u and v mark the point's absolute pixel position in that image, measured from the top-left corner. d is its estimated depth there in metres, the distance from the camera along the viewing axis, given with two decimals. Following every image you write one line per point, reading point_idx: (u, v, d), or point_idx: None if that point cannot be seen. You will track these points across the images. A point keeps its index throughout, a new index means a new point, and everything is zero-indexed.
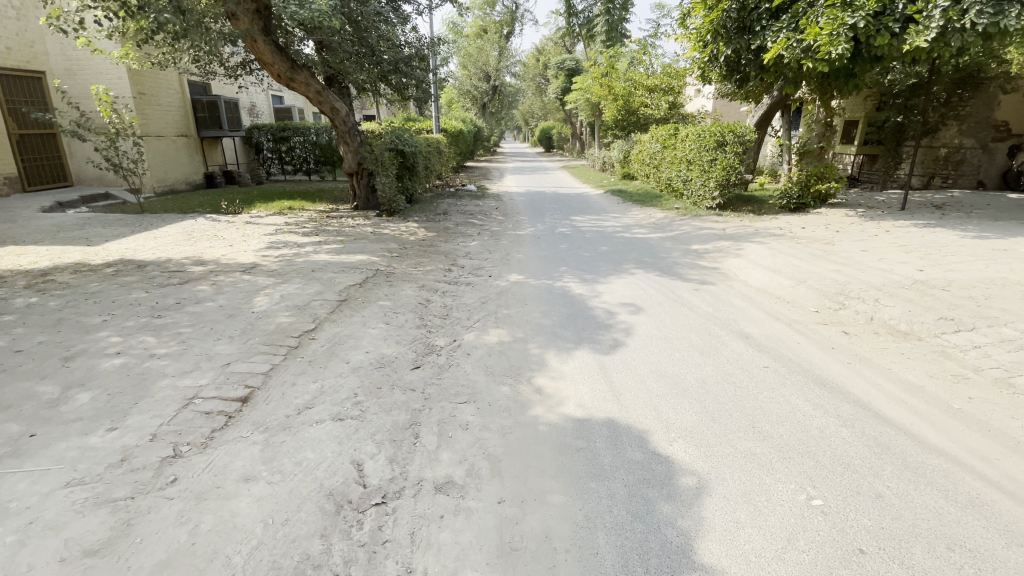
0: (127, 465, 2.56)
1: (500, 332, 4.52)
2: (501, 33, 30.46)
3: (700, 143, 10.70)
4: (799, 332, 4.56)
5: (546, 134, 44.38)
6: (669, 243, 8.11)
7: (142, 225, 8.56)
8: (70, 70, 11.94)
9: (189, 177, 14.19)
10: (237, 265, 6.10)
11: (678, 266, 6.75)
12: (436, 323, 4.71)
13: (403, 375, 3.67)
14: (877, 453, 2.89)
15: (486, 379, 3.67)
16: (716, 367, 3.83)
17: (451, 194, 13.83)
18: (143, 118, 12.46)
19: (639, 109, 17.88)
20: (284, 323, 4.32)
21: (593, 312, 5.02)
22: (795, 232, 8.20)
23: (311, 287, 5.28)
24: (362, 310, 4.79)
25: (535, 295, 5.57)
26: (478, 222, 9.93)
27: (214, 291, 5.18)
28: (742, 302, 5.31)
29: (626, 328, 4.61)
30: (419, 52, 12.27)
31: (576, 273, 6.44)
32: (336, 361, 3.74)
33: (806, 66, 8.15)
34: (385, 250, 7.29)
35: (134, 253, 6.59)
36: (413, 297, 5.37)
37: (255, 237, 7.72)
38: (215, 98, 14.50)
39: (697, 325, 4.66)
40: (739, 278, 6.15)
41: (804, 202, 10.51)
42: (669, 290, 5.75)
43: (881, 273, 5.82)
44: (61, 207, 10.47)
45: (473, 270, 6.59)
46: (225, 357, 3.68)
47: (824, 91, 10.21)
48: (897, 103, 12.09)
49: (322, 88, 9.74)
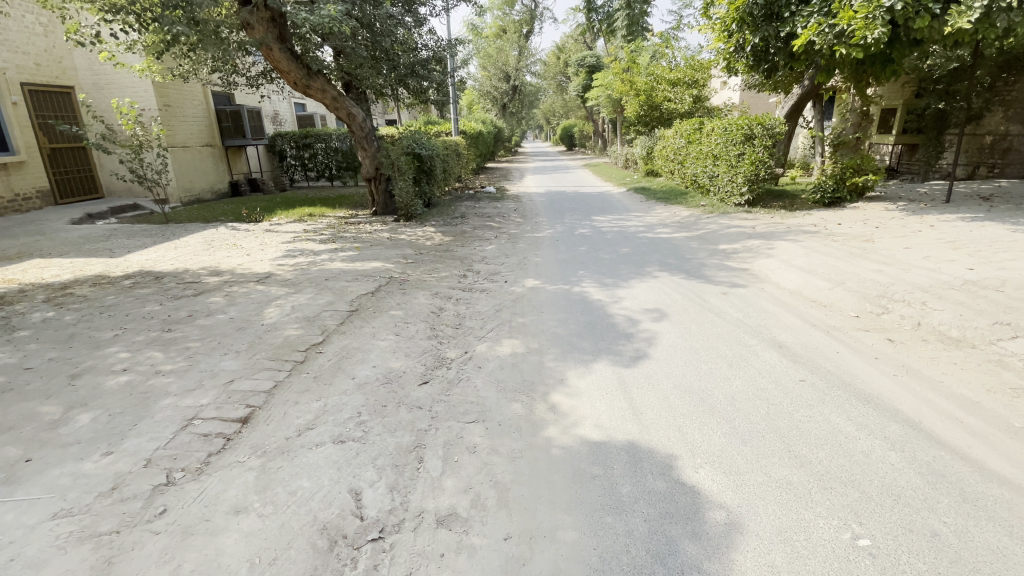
0: (117, 495, 2.46)
1: (514, 343, 4.31)
2: (521, 32, 30.24)
3: (726, 137, 10.27)
4: (838, 341, 4.22)
5: (568, 132, 43.94)
6: (694, 243, 7.75)
7: (164, 235, 8.69)
8: (98, 84, 12.31)
9: (214, 186, 14.46)
10: (252, 275, 6.06)
11: (704, 268, 6.42)
12: (448, 334, 4.54)
13: (410, 391, 3.49)
14: (931, 482, 2.56)
15: (498, 395, 3.47)
16: (747, 381, 3.55)
17: (471, 196, 13.70)
18: (168, 129, 12.73)
19: (662, 104, 17.43)
20: (292, 336, 4.22)
21: (613, 319, 4.76)
22: (831, 229, 7.73)
23: (322, 297, 5.17)
24: (373, 320, 4.64)
25: (552, 301, 5.35)
26: (496, 225, 9.75)
27: (226, 303, 5.12)
28: (774, 307, 4.98)
29: (649, 337, 4.34)
30: (437, 55, 12.16)
31: (595, 277, 6.18)
32: (342, 376, 3.60)
33: (839, 52, 7.67)
34: (401, 256, 7.16)
35: (153, 264, 6.65)
36: (426, 306, 5.21)
37: (273, 245, 7.72)
38: (239, 108, 14.73)
39: (726, 333, 4.38)
40: (770, 280, 5.80)
41: (840, 196, 9.96)
42: (694, 294, 5.44)
43: (927, 273, 5.38)
44: (91, 218, 10.76)
45: (489, 276, 6.40)
46: (229, 374, 3.58)
47: (859, 78, 9.66)
48: (937, 89, 11.40)
49: (338, 94, 9.69)
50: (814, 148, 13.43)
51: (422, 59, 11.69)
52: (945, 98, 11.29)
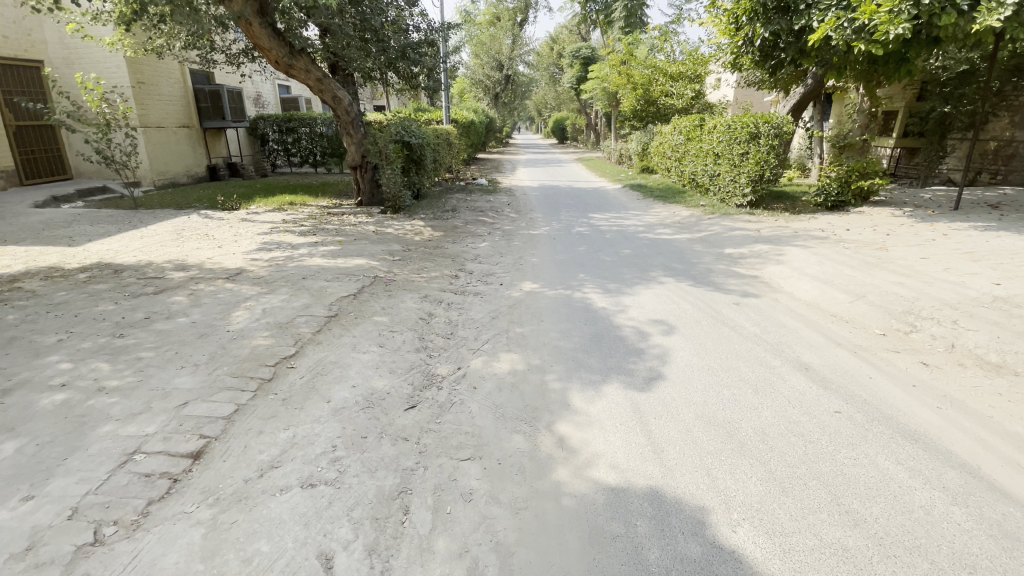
0: (30, 559, 1.97)
1: (513, 358, 3.86)
2: (514, 20, 29.51)
3: (730, 135, 9.90)
4: (868, 363, 3.86)
5: (559, 125, 43.39)
6: (699, 246, 7.36)
7: (131, 222, 8.04)
8: (68, 58, 11.46)
9: (191, 170, 13.70)
10: (222, 271, 5.50)
11: (712, 274, 6.03)
12: (439, 345, 4.06)
13: (395, 418, 3.02)
14: (1007, 550, 2.18)
15: (496, 424, 3.01)
16: (776, 411, 3.16)
17: (462, 188, 13.16)
18: (142, 109, 11.95)
19: (659, 99, 17.03)
20: (261, 346, 3.71)
21: (620, 331, 4.33)
22: (839, 235, 7.42)
23: (298, 299, 4.65)
24: (354, 328, 4.15)
25: (551, 309, 4.90)
26: (489, 220, 9.26)
27: (189, 303, 4.58)
28: (792, 321, 4.61)
29: (661, 354, 3.93)
30: (429, 39, 11.56)
31: (597, 281, 5.74)
32: (316, 399, 3.11)
33: (857, 49, 7.31)
34: (387, 253, 6.65)
35: (114, 256, 6.04)
36: (413, 311, 4.73)
37: (248, 236, 7.13)
38: (218, 87, 13.95)
39: (744, 349, 4.00)
40: (785, 290, 5.43)
41: (844, 200, 9.66)
42: (706, 304, 5.04)
43: (951, 287, 5.05)
44: (56, 201, 10.02)
45: (483, 277, 5.92)
46: (183, 395, 3.08)
47: (869, 77, 9.36)
48: (942, 92, 11.07)
49: (323, 75, 9.06)
50: (814, 149, 13.13)
51: (413, 41, 11.07)
52: (950, 102, 10.94)
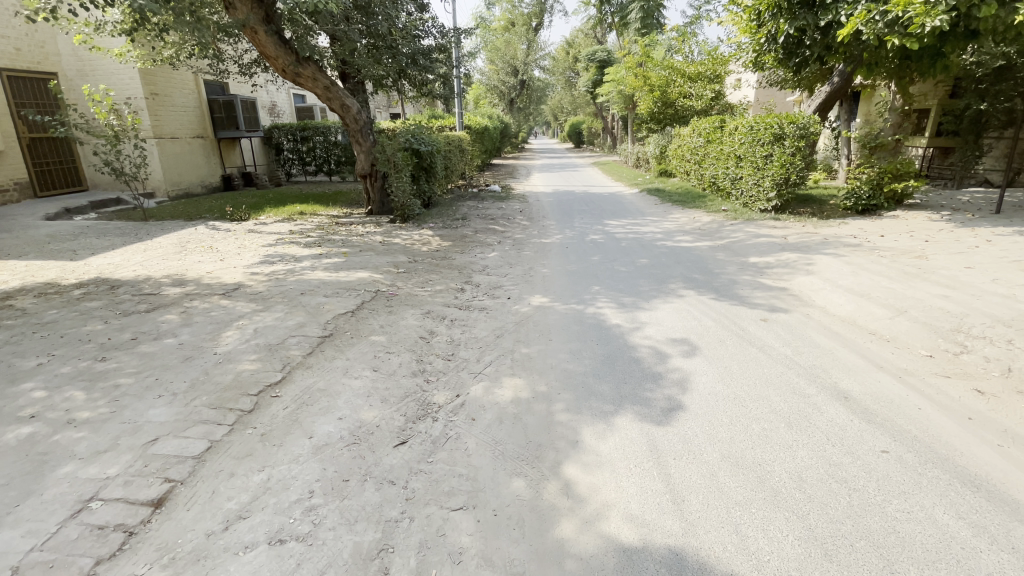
0: None
1: (517, 384, 3.52)
2: (529, 25, 29.33)
3: (752, 137, 9.45)
4: (914, 390, 3.44)
5: (575, 129, 43.02)
6: (721, 254, 6.94)
7: (137, 235, 7.96)
8: (82, 70, 11.59)
9: (205, 180, 13.75)
10: (219, 286, 5.30)
11: (736, 286, 5.62)
12: (438, 368, 3.76)
13: (382, 457, 2.72)
14: None
15: (494, 464, 2.69)
16: (814, 451, 2.78)
17: (474, 195, 12.92)
18: (155, 119, 12.00)
19: (677, 100, 16.59)
20: (245, 372, 3.46)
21: (636, 352, 3.97)
22: (873, 241, 6.93)
23: (292, 318, 4.41)
24: (347, 351, 3.87)
25: (561, 326, 4.56)
26: (500, 228, 8.97)
27: (180, 322, 4.37)
28: (826, 339, 4.21)
29: (681, 379, 3.57)
30: (441, 44, 11.38)
31: (611, 294, 5.39)
32: (296, 435, 2.83)
33: (890, 44, 6.82)
34: (391, 265, 6.39)
35: (113, 271, 5.91)
36: (414, 329, 4.44)
37: (251, 249, 6.96)
38: (231, 98, 14.00)
39: (774, 374, 3.62)
40: (816, 303, 5.01)
41: (876, 203, 9.08)
42: (729, 320, 4.65)
43: (1003, 301, 4.57)
44: (69, 213, 10.07)
45: (490, 290, 5.62)
46: (155, 430, 2.84)
47: (901, 73, 8.83)
48: (978, 88, 10.42)
49: (331, 83, 8.90)
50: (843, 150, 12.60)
51: (424, 48, 10.86)
52: (986, 99, 10.29)
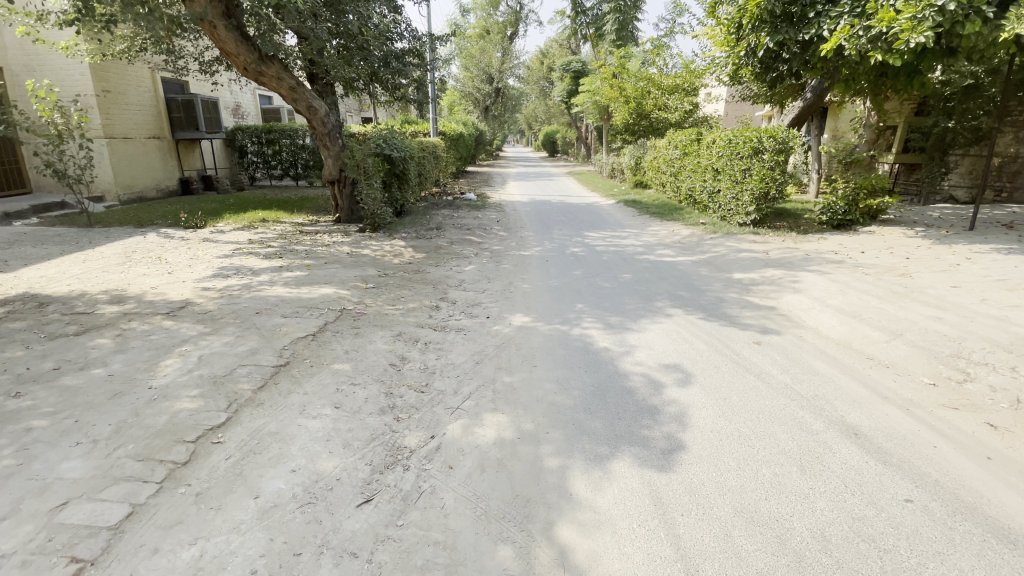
0: None
1: (499, 421, 3.14)
2: (505, 34, 29.28)
3: (731, 150, 9.37)
4: (924, 424, 3.22)
5: (549, 138, 43.12)
6: (704, 269, 6.73)
7: (78, 243, 7.23)
8: (28, 65, 10.71)
9: (161, 183, 12.90)
10: (165, 304, 4.74)
11: (724, 304, 5.40)
12: (410, 402, 3.34)
13: (342, 520, 2.30)
14: None
15: (475, 527, 2.30)
16: (833, 502, 2.50)
17: (448, 204, 12.51)
18: (107, 118, 11.19)
19: (652, 112, 16.63)
20: (183, 412, 2.96)
21: (628, 382, 3.64)
22: (855, 257, 6.85)
23: (245, 343, 3.92)
24: (306, 383, 3.42)
25: (545, 349, 4.20)
26: (476, 239, 8.60)
27: (114, 348, 3.81)
28: (825, 365, 3.98)
29: (680, 412, 3.26)
30: (416, 49, 11.01)
31: (597, 314, 5.07)
32: (240, 494, 2.39)
33: (872, 60, 6.84)
34: (359, 279, 5.93)
35: (43, 285, 5.25)
36: (383, 355, 4.01)
37: (205, 260, 6.37)
38: (191, 97, 13.23)
39: (777, 406, 3.35)
40: (808, 324, 4.80)
41: (852, 218, 9.09)
42: (722, 343, 4.39)
43: (996, 323, 4.46)
44: (7, 218, 9.18)
45: (467, 308, 5.23)
46: (65, 490, 2.34)
47: (878, 87, 8.91)
48: (945, 106, 10.65)
49: (297, 83, 8.38)
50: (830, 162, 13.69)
51: (397, 50, 10.46)
52: (953, 116, 10.54)
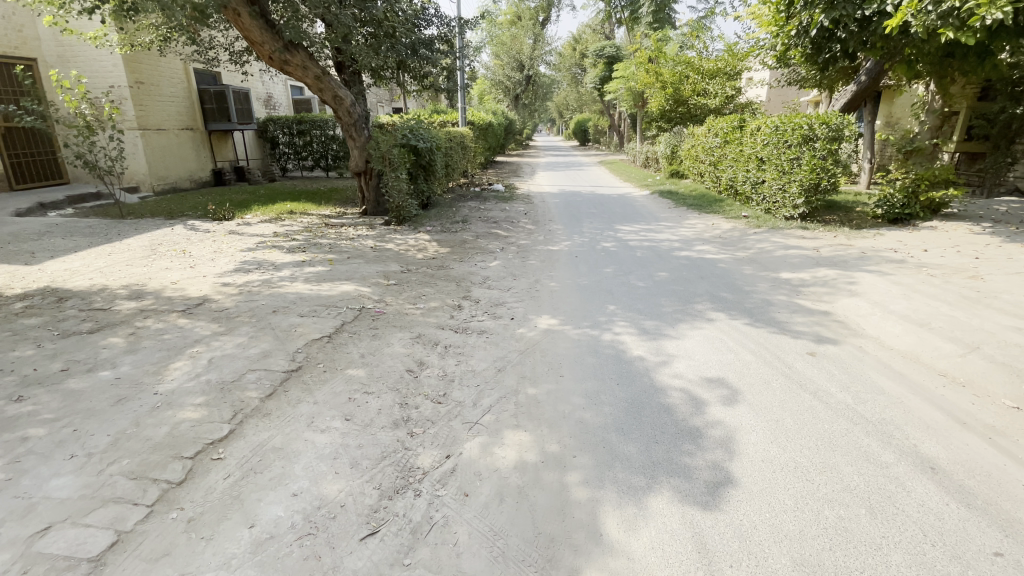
0: None
1: (521, 441, 2.85)
2: (536, 19, 28.66)
3: (778, 138, 8.73)
4: (1015, 457, 2.77)
5: (580, 126, 42.29)
6: (748, 268, 6.24)
7: (107, 235, 7.29)
8: (63, 57, 10.91)
9: (194, 174, 13.07)
10: (182, 301, 4.64)
11: (770, 308, 4.94)
12: (425, 415, 3.08)
13: (342, 557, 2.06)
14: None
15: (491, 572, 2.02)
16: (912, 556, 2.12)
17: (476, 195, 12.23)
18: (140, 110, 11.33)
19: (690, 98, 15.88)
20: (185, 423, 2.80)
21: (666, 398, 3.28)
22: (918, 256, 6.24)
23: (258, 344, 3.74)
24: (316, 391, 3.20)
25: (574, 357, 3.88)
26: (503, 233, 8.30)
27: (125, 349, 3.71)
28: (891, 383, 3.53)
29: (726, 436, 2.89)
30: (444, 36, 10.70)
31: (630, 317, 4.71)
32: (233, 522, 2.18)
33: (942, 38, 6.13)
34: (381, 275, 5.71)
35: (67, 279, 5.25)
36: (400, 359, 3.76)
37: (227, 254, 6.29)
38: (222, 88, 13.31)
39: (837, 432, 2.95)
40: (868, 333, 4.32)
41: (910, 212, 8.35)
42: (770, 353, 3.98)
43: None
44: (44, 209, 9.42)
45: (491, 308, 4.95)
46: (51, 512, 2.19)
47: (943, 70, 8.11)
48: (1013, 91, 9.69)
49: (323, 72, 8.20)
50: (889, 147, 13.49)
51: (424, 37, 10.18)
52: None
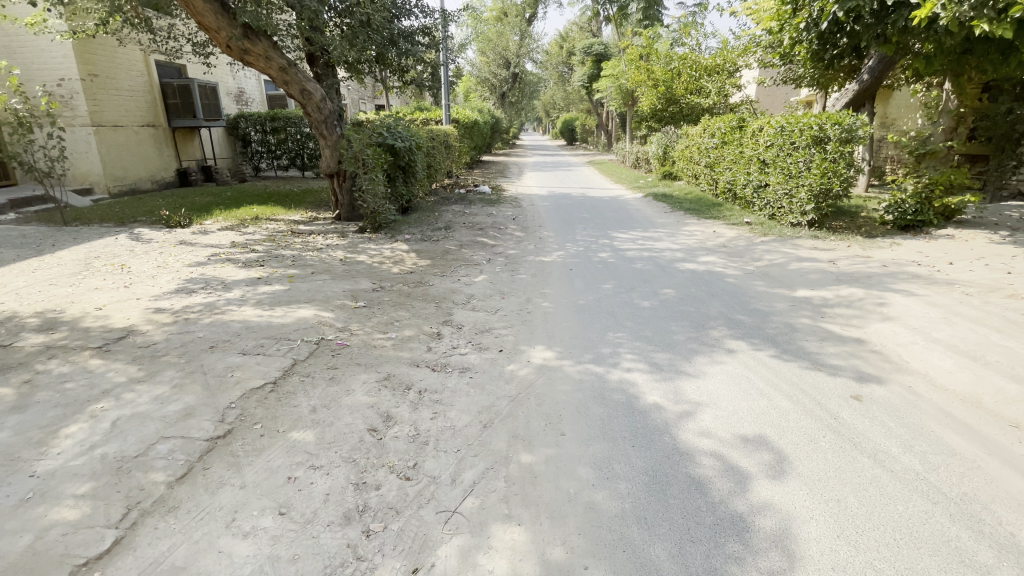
0: None
1: (515, 542, 2.15)
2: (523, 16, 28.03)
3: (785, 139, 8.13)
4: None
5: (568, 126, 41.63)
6: (761, 284, 5.65)
7: (39, 246, 6.40)
8: (9, 47, 9.93)
9: (156, 174, 12.12)
10: (104, 333, 3.85)
11: (797, 335, 4.31)
12: (387, 503, 2.34)
13: None
14: None
15: None
16: None
17: (460, 198, 11.51)
18: (93, 104, 10.37)
19: (682, 97, 15.34)
20: (54, 531, 2.04)
21: (694, 469, 2.61)
22: (944, 271, 5.69)
23: (183, 397, 2.98)
24: (246, 469, 2.45)
25: (577, 406, 3.19)
26: (490, 241, 7.60)
27: (10, 403, 2.93)
28: (960, 439, 2.90)
29: (778, 530, 2.22)
30: (427, 28, 9.96)
31: (637, 348, 4.03)
32: None
33: (973, 31, 5.58)
34: (348, 296, 4.96)
35: None
36: (362, 413, 3.02)
37: (172, 270, 5.47)
38: (187, 81, 12.37)
39: (916, 519, 2.31)
40: (915, 369, 3.69)
41: (923, 219, 7.82)
42: (810, 398, 3.31)
43: None
44: None
45: (476, 336, 4.24)
46: None
47: (960, 66, 7.60)
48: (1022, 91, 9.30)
49: (288, 63, 7.35)
50: (885, 146, 13.17)
51: (403, 29, 9.42)
52: None
